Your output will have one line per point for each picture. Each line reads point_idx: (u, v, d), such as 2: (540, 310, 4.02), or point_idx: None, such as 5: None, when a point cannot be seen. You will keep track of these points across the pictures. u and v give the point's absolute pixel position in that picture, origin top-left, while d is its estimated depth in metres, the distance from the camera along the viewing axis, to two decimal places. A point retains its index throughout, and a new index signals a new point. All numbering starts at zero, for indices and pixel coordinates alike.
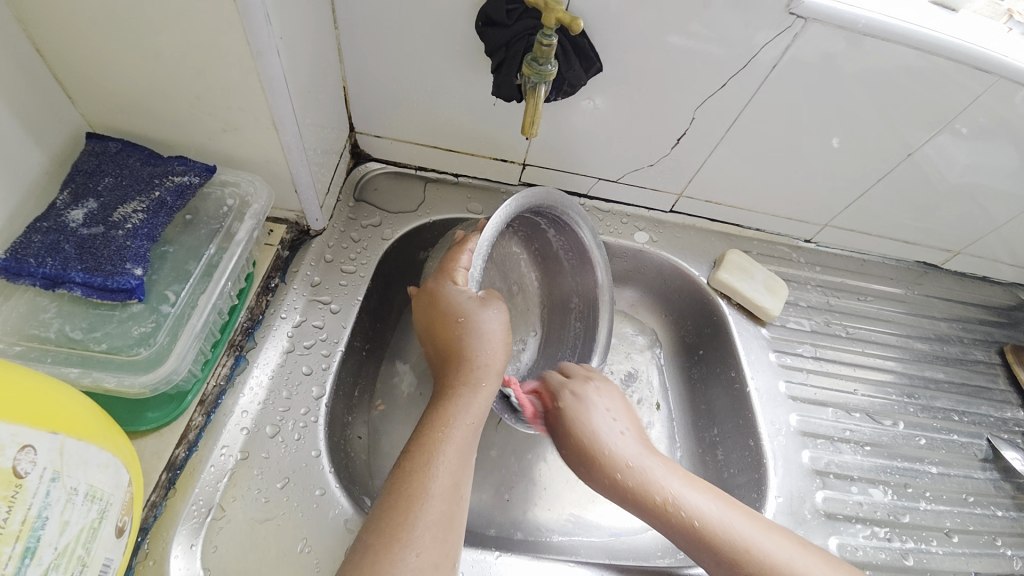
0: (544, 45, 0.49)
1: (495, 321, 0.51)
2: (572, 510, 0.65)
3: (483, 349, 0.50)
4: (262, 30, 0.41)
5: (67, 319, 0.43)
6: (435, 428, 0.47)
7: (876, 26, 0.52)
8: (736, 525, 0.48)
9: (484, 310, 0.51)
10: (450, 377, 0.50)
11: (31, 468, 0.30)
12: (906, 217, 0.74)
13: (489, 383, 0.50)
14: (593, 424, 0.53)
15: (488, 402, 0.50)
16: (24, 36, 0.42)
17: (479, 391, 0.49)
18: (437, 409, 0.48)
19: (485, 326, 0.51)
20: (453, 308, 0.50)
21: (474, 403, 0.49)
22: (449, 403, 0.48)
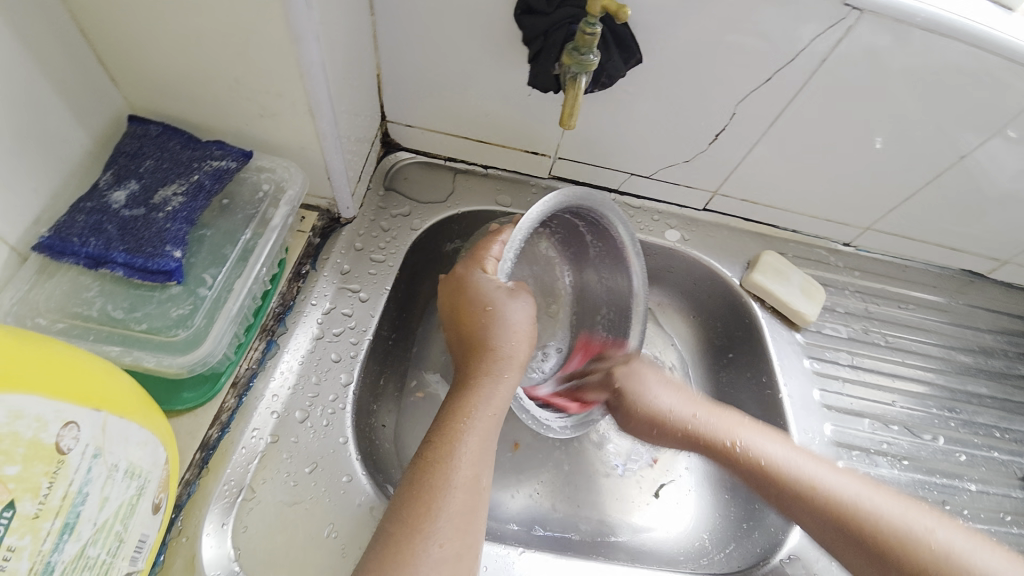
0: (587, 34, 0.48)
1: (521, 310, 0.52)
2: (597, 510, 0.64)
3: (508, 338, 0.51)
4: (302, 14, 0.41)
5: (108, 298, 0.44)
6: (457, 418, 0.47)
7: (935, 21, 0.49)
8: (796, 462, 0.52)
9: (510, 298, 0.51)
10: (473, 365, 0.50)
11: (74, 444, 0.31)
12: (953, 222, 0.71)
13: (512, 374, 0.50)
14: (649, 392, 0.60)
15: (510, 393, 0.50)
16: (69, 17, 0.42)
17: (501, 381, 0.49)
18: (460, 398, 0.48)
19: (511, 317, 0.51)
20: (479, 296, 0.50)
21: (495, 394, 0.48)
22: (472, 390, 0.48)
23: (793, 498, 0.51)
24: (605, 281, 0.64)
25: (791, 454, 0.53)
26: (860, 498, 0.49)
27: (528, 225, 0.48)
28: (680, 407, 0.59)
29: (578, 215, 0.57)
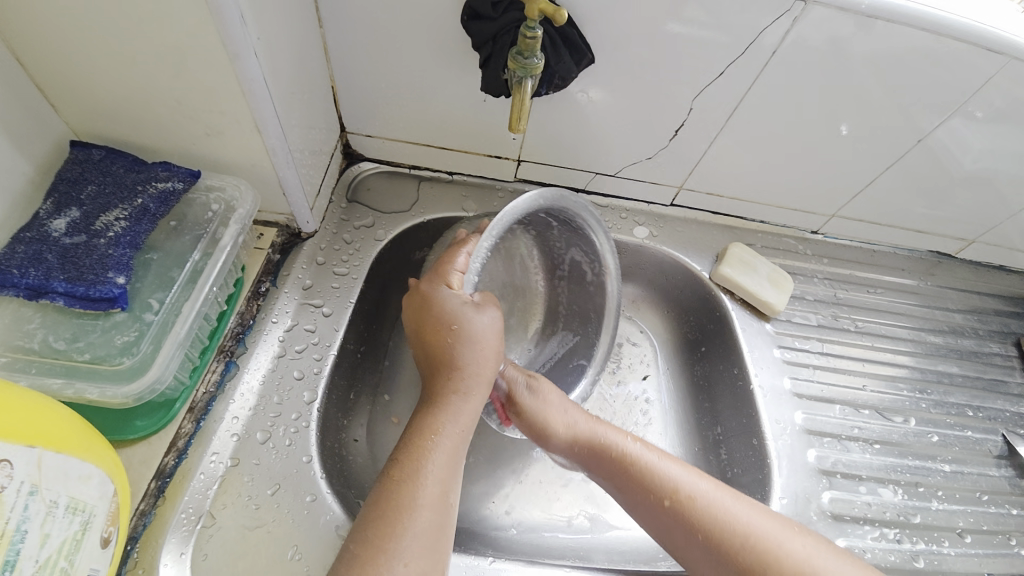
0: (528, 37, 0.48)
1: (490, 324, 0.50)
2: (587, 509, 0.64)
3: (473, 354, 0.50)
4: (237, 31, 0.40)
5: (51, 329, 0.43)
6: (424, 436, 0.46)
7: (879, 6, 0.50)
8: (774, 536, 0.45)
9: (479, 313, 0.50)
10: (440, 382, 0.49)
11: (7, 482, 0.30)
12: (917, 205, 0.71)
13: (478, 390, 0.50)
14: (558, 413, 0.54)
15: (478, 408, 0.50)
16: (2, 44, 0.42)
17: (469, 399, 0.49)
18: (427, 414, 0.48)
19: (478, 333, 0.49)
20: (445, 314, 0.49)
21: (463, 410, 0.48)
22: (441, 407, 0.48)
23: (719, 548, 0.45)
24: (575, 283, 0.65)
25: (770, 526, 0.45)
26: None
27: (499, 228, 0.48)
28: (644, 453, 0.50)
29: (554, 218, 0.57)
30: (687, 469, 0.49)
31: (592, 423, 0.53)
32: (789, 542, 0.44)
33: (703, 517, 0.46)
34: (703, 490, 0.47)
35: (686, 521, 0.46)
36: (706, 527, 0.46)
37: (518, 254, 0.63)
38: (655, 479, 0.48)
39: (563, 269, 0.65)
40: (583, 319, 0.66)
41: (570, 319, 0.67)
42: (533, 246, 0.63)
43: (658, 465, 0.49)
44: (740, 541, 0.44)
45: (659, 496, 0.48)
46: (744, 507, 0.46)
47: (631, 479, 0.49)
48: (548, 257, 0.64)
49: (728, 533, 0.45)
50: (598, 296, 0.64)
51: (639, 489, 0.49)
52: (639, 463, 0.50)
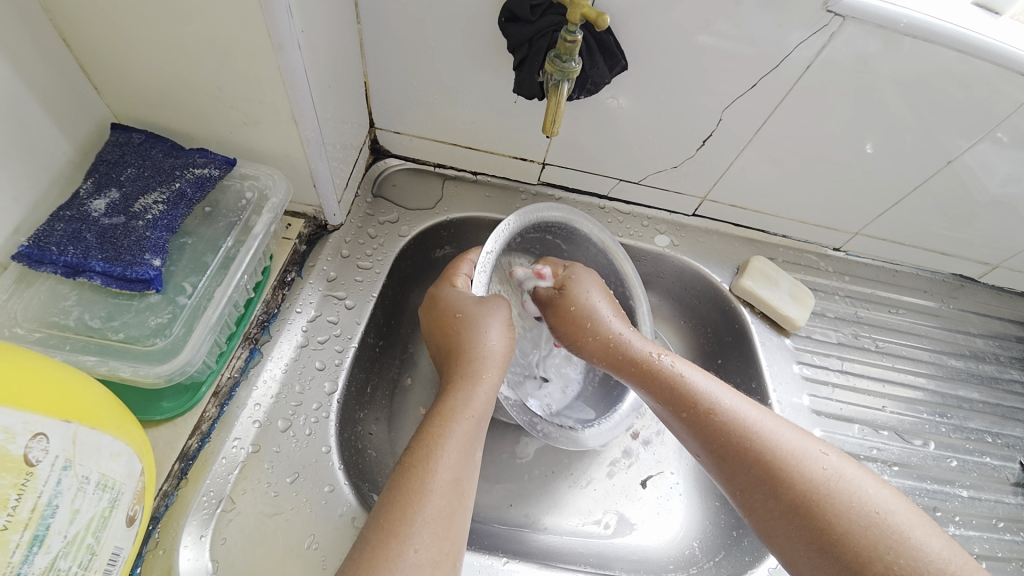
0: (567, 42, 0.48)
1: (497, 311, 0.55)
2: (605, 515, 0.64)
3: (485, 340, 0.53)
4: (283, 23, 0.41)
5: (86, 307, 0.43)
6: (437, 422, 0.47)
7: (919, 26, 0.49)
8: (795, 452, 0.46)
9: (486, 304, 0.55)
10: (455, 368, 0.52)
11: (42, 456, 0.30)
12: (942, 227, 0.71)
13: (489, 374, 0.51)
14: (598, 308, 0.58)
15: (491, 397, 0.50)
16: (50, 25, 0.42)
17: (480, 383, 0.50)
18: (443, 401, 0.49)
19: (484, 319, 0.54)
20: (450, 306, 0.56)
21: (475, 396, 0.49)
22: (456, 391, 0.50)
23: (738, 456, 0.47)
24: None
25: (794, 443, 0.47)
26: (852, 498, 0.43)
27: (496, 242, 0.56)
28: (671, 365, 0.53)
29: (553, 232, 0.64)
30: (713, 382, 0.52)
31: (629, 332, 0.57)
32: (809, 460, 0.46)
33: (727, 428, 0.48)
34: (727, 406, 0.50)
35: (709, 430, 0.49)
36: (728, 436, 0.48)
37: None
38: (681, 389, 0.51)
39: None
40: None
41: None
42: None
43: (685, 374, 0.52)
44: (762, 454, 0.46)
45: (685, 404, 0.51)
46: (767, 423, 0.48)
47: (659, 386, 0.53)
48: None
49: (749, 446, 0.47)
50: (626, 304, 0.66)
51: (665, 396, 0.52)
52: (667, 371, 0.53)
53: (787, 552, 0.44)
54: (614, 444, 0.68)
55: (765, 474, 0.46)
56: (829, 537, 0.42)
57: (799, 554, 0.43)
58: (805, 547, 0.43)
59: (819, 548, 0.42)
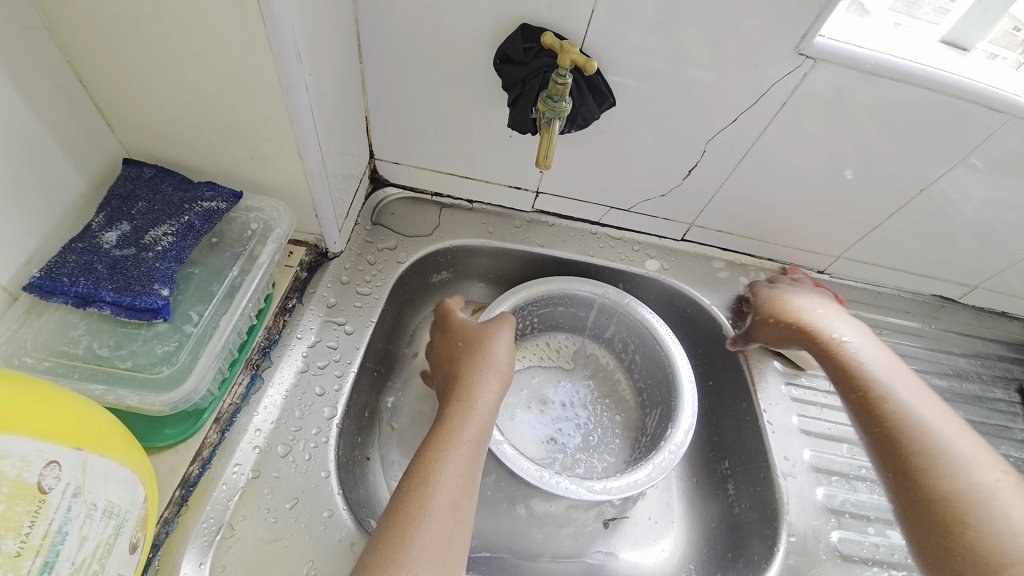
0: (559, 84, 0.52)
1: (497, 334, 0.59)
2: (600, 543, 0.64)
3: (485, 364, 0.56)
4: (293, 67, 0.43)
5: (95, 336, 0.45)
6: (433, 447, 0.49)
7: (886, 66, 0.53)
8: (963, 455, 0.48)
9: (486, 331, 0.59)
10: (455, 395, 0.53)
11: (55, 484, 0.31)
12: (921, 250, 0.74)
13: (486, 401, 0.53)
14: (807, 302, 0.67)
15: (486, 421, 0.52)
16: (70, 70, 0.45)
17: (474, 408, 0.52)
18: (440, 426, 0.51)
19: (492, 344, 0.58)
20: (462, 335, 0.60)
21: (471, 421, 0.51)
22: (452, 418, 0.51)
23: (893, 437, 0.52)
24: (641, 358, 0.73)
25: (965, 449, 0.49)
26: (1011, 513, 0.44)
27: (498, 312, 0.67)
28: (853, 351, 0.59)
29: (561, 301, 0.74)
30: (896, 374, 0.56)
31: (827, 320, 0.63)
32: (975, 468, 0.47)
33: (893, 413, 0.53)
34: (899, 397, 0.54)
35: (871, 409, 0.55)
36: (889, 418, 0.53)
37: (578, 355, 0.78)
38: (856, 372, 0.58)
39: (624, 346, 0.75)
40: (659, 383, 0.70)
41: (653, 399, 0.71)
42: (593, 344, 0.78)
43: (868, 361, 0.58)
44: (925, 448, 0.50)
45: (856, 385, 0.57)
46: (945, 425, 0.51)
47: (838, 368, 0.59)
48: (614, 346, 0.77)
49: (913, 434, 0.51)
50: (654, 351, 0.70)
51: (841, 373, 0.59)
52: (849, 356, 0.59)
53: (914, 533, 0.47)
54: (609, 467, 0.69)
55: (915, 461, 0.49)
56: (960, 535, 0.44)
57: (924, 530, 0.47)
58: (938, 532, 0.46)
59: (948, 542, 0.45)
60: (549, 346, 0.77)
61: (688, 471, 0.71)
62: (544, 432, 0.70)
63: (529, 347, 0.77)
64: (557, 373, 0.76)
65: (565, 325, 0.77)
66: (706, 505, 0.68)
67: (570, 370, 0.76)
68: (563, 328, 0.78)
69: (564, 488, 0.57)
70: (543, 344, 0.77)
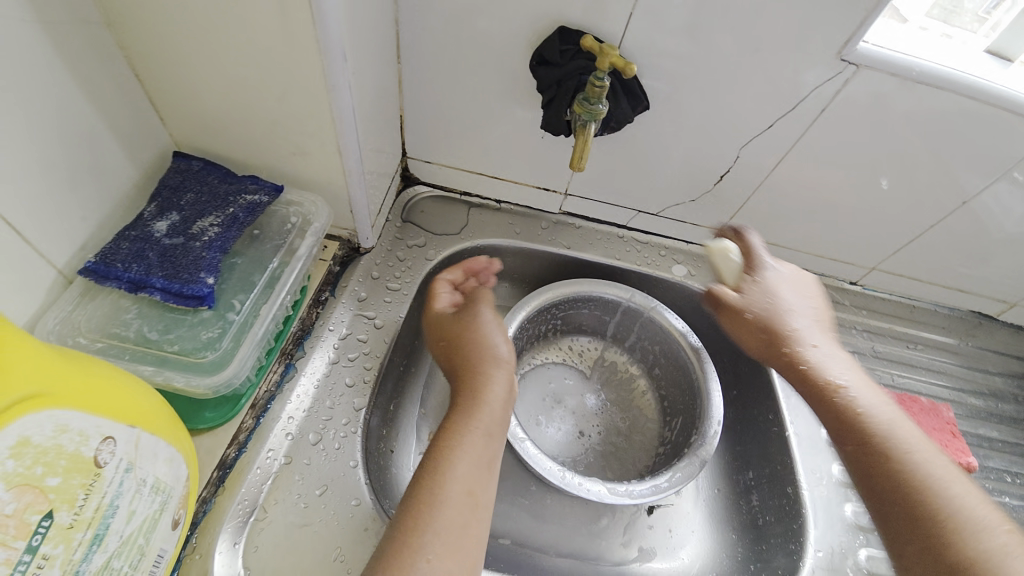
0: (596, 86, 0.52)
1: (482, 321, 0.60)
2: (620, 548, 0.64)
3: (485, 355, 0.57)
4: (338, 66, 0.45)
5: (145, 320, 0.47)
6: (445, 436, 0.49)
7: (929, 73, 0.52)
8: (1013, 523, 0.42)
9: (473, 320, 0.60)
10: (462, 388, 0.55)
11: (109, 458, 0.33)
12: (960, 264, 0.72)
13: (493, 392, 0.54)
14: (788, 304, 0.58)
15: (497, 410, 0.53)
16: (128, 66, 0.48)
17: (480, 399, 0.53)
18: (449, 419, 0.52)
19: (484, 334, 0.59)
20: (449, 329, 0.60)
21: (477, 409, 0.52)
22: (459, 408, 0.52)
23: (896, 490, 0.45)
24: (665, 364, 0.73)
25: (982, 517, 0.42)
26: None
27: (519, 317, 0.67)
28: (837, 386, 0.52)
29: (584, 304, 0.74)
30: (887, 413, 0.50)
31: (819, 350, 0.55)
32: (986, 533, 0.41)
33: (910, 468, 0.46)
34: (892, 443, 0.47)
35: (869, 458, 0.48)
36: (882, 466, 0.47)
37: (600, 359, 0.78)
38: (829, 405, 0.52)
39: (647, 353, 0.75)
40: (682, 391, 0.70)
41: (675, 408, 0.71)
42: (615, 348, 0.78)
43: (863, 402, 0.51)
44: (943, 513, 0.42)
45: (852, 433, 0.50)
46: (944, 468, 0.45)
47: (824, 406, 0.52)
48: (637, 352, 0.76)
49: (908, 477, 0.45)
50: (679, 358, 0.70)
51: (831, 419, 0.51)
52: (836, 391, 0.52)
53: None
54: (627, 470, 0.69)
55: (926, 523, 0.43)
56: None
57: None
58: None
59: None
60: (569, 347, 0.77)
61: (710, 480, 0.70)
62: (570, 430, 0.71)
63: (550, 347, 0.77)
64: (578, 375, 0.76)
65: (589, 328, 0.77)
66: (728, 516, 0.68)
67: (590, 373, 0.76)
68: (585, 331, 0.78)
69: (586, 491, 0.58)
70: (565, 345, 0.77)
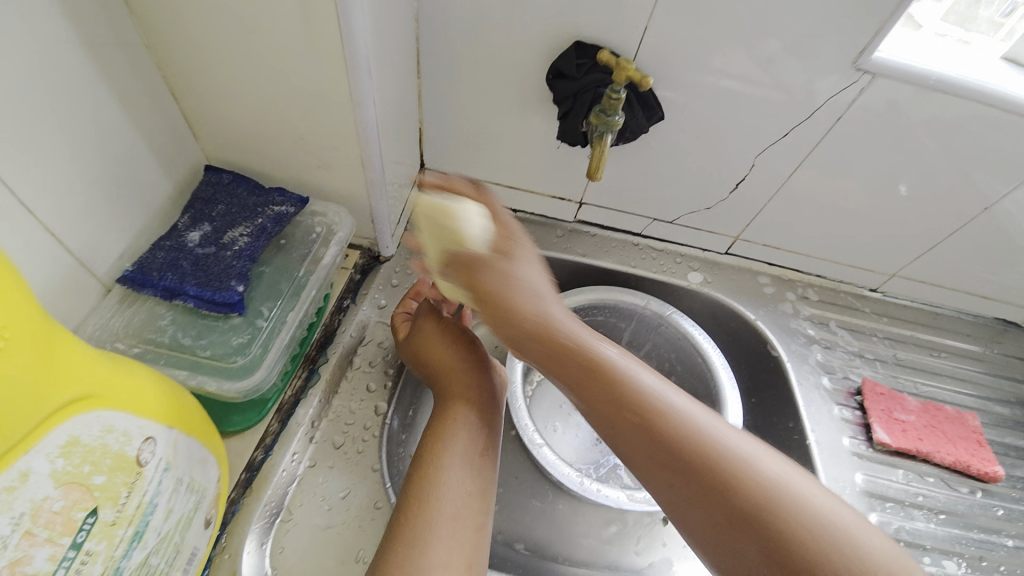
0: (612, 98, 0.53)
1: (428, 326, 0.59)
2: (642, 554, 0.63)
3: (446, 357, 0.57)
4: (364, 83, 0.47)
5: (179, 327, 0.48)
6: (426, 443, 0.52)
7: (947, 81, 0.52)
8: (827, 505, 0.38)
9: (421, 327, 0.59)
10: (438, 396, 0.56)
11: (150, 458, 0.35)
12: (983, 271, 0.71)
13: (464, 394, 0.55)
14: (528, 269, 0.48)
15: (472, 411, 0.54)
16: (166, 86, 0.50)
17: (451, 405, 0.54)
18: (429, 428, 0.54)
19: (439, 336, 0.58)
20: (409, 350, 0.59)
21: (449, 415, 0.53)
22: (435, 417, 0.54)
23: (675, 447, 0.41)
24: (682, 371, 0.73)
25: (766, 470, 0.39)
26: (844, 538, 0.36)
27: None
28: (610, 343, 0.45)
29: (600, 311, 0.74)
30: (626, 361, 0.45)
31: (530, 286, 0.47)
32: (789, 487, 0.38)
33: (660, 425, 0.41)
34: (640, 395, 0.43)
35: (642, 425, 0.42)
36: (643, 422, 0.42)
37: None
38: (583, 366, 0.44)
39: (661, 360, 0.75)
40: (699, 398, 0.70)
41: None
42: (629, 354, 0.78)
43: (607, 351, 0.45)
44: (712, 469, 0.39)
45: (618, 397, 0.43)
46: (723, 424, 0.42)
47: (569, 361, 0.45)
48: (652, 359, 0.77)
49: (719, 461, 0.39)
50: (697, 365, 0.70)
51: (598, 382, 0.43)
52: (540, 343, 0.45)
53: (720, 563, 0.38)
54: None
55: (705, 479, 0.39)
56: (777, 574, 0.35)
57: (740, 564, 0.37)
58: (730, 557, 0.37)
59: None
60: None
61: None
62: (587, 436, 0.71)
63: None
64: None
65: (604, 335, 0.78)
66: None
67: None
68: None
69: (603, 498, 0.58)
70: None
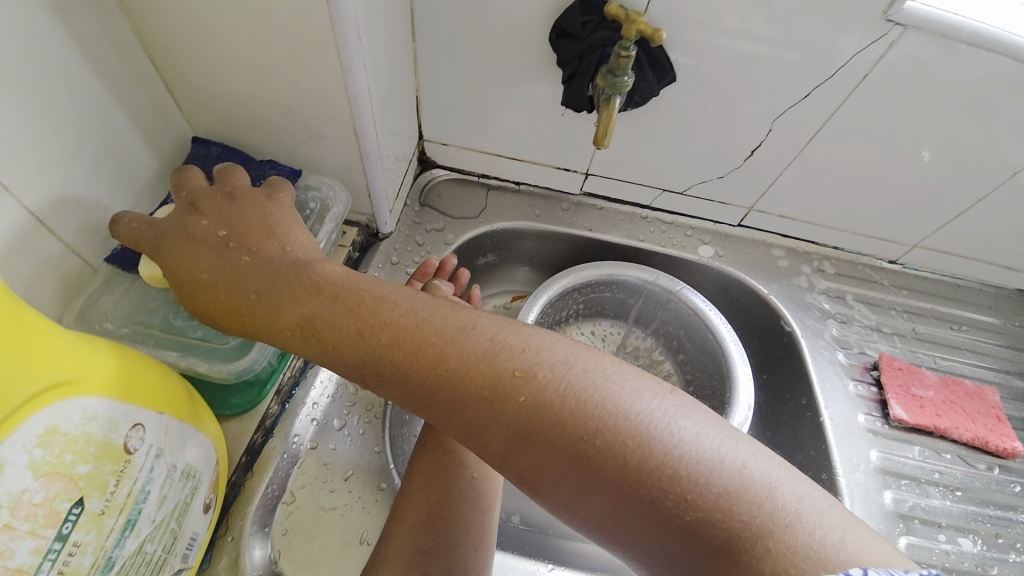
0: (621, 57, 0.49)
1: None
2: None
3: None
4: (353, 46, 0.43)
5: (169, 307, 0.47)
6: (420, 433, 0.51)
7: (981, 34, 0.48)
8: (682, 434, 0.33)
9: None
10: None
11: (139, 445, 0.34)
12: (1011, 241, 0.67)
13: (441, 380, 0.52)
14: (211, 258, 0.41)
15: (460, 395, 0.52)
16: (145, 53, 0.47)
17: None
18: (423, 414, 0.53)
19: None
20: None
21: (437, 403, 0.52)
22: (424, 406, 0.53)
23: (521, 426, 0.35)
24: (692, 347, 0.71)
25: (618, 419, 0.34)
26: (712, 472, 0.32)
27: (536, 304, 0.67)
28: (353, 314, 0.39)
29: (607, 286, 0.71)
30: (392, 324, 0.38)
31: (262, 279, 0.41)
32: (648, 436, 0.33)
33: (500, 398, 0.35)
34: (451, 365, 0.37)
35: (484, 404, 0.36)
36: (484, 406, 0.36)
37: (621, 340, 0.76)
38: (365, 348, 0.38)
39: (670, 335, 0.74)
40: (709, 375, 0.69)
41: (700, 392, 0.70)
42: (637, 329, 0.76)
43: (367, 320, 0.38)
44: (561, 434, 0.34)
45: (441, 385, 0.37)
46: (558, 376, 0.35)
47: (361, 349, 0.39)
48: (662, 334, 0.75)
49: (555, 415, 0.34)
50: (708, 343, 0.68)
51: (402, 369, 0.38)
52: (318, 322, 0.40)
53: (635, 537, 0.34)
54: None
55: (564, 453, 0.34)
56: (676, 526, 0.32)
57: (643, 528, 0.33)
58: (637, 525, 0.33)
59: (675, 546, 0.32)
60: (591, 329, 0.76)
61: None
62: None
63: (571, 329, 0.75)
64: None
65: (611, 311, 0.76)
66: None
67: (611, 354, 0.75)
68: (606, 312, 0.76)
69: None
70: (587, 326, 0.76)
